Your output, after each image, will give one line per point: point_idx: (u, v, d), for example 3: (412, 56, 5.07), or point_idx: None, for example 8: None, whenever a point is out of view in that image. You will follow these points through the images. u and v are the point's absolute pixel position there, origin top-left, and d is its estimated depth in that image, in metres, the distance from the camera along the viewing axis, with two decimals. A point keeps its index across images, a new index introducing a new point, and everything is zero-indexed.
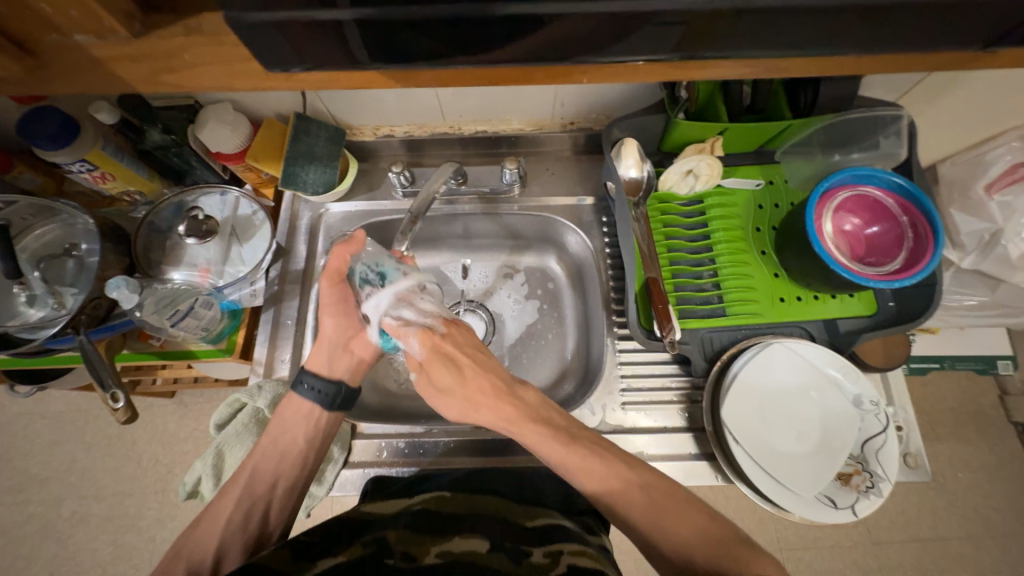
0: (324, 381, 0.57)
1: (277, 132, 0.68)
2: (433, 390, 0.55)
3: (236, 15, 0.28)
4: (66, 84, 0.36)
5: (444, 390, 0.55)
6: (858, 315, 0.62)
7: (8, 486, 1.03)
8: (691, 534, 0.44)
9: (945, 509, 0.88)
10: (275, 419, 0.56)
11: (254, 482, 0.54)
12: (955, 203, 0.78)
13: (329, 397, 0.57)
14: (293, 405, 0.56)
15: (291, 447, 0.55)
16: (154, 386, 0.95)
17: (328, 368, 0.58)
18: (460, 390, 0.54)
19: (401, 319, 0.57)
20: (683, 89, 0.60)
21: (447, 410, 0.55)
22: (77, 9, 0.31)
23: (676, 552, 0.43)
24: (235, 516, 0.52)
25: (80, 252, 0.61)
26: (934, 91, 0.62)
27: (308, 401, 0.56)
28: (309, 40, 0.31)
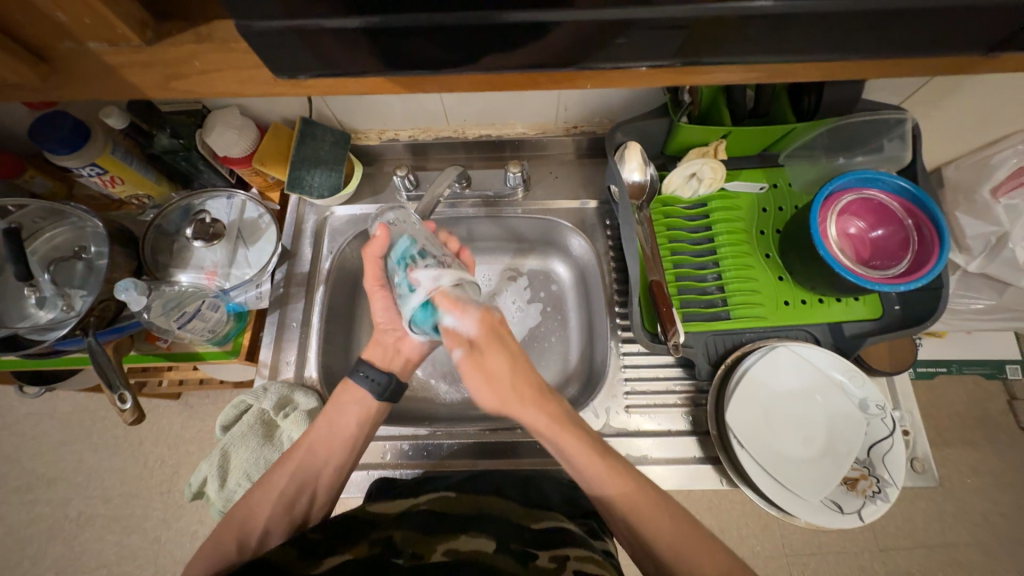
0: (379, 371, 0.58)
1: (284, 136, 0.69)
2: (477, 374, 0.52)
3: (247, 25, 0.29)
4: (78, 90, 0.37)
5: (491, 377, 0.52)
6: (863, 318, 0.62)
7: (16, 487, 1.04)
8: None
9: (953, 515, 0.87)
10: (333, 402, 0.56)
11: (309, 460, 0.54)
12: (961, 207, 0.77)
13: (380, 389, 0.57)
14: (347, 390, 0.57)
15: (344, 431, 0.55)
16: (160, 388, 0.96)
17: (382, 361, 0.60)
18: (511, 378, 0.52)
19: (461, 292, 0.54)
20: (687, 93, 0.60)
21: (484, 395, 0.52)
22: (92, 18, 0.31)
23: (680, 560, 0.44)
24: (288, 491, 0.52)
25: (89, 255, 0.62)
26: (937, 95, 0.62)
27: (363, 389, 0.57)
28: (316, 49, 0.31)
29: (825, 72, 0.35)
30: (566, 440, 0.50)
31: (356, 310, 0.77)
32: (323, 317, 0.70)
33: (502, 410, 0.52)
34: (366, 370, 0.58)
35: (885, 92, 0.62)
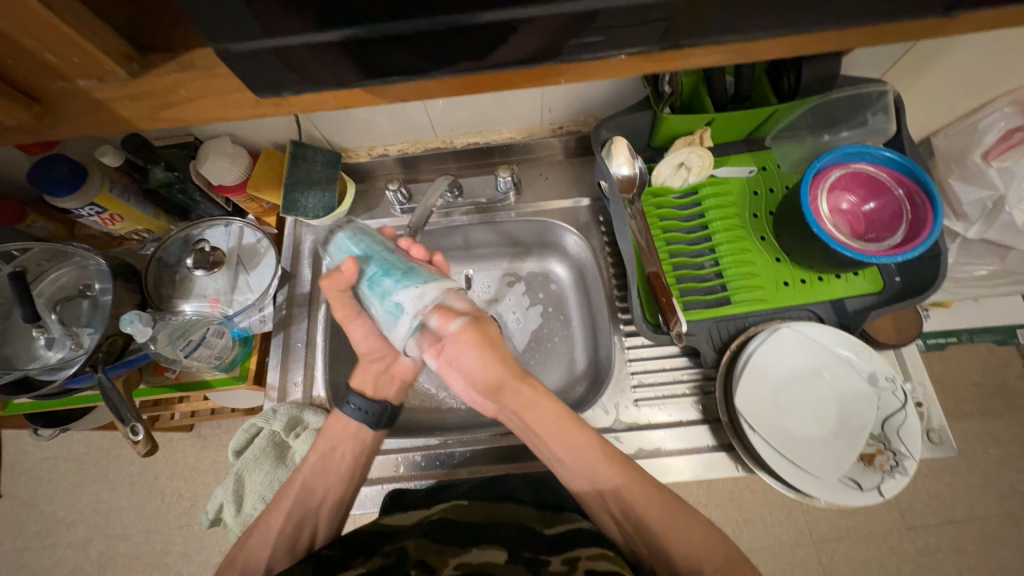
0: (370, 401, 0.57)
1: (276, 161, 0.71)
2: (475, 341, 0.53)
3: (226, 46, 0.30)
4: (70, 128, 0.38)
5: (486, 349, 0.52)
6: (865, 292, 0.62)
7: (37, 531, 1.05)
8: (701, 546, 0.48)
9: (980, 487, 0.85)
10: (324, 436, 0.57)
11: (307, 494, 0.54)
12: (954, 173, 0.77)
13: (373, 417, 0.57)
14: (338, 421, 0.57)
15: (341, 466, 0.56)
16: (172, 420, 0.97)
17: (372, 389, 0.59)
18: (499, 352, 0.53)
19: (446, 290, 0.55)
20: (666, 84, 0.61)
21: (480, 373, 0.53)
22: (78, 55, 0.32)
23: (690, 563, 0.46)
24: (286, 528, 0.52)
25: (94, 292, 0.63)
26: (918, 64, 0.63)
27: (354, 420, 0.57)
28: (296, 64, 0.32)
29: (797, 46, 0.35)
30: (548, 407, 0.52)
31: None
32: (326, 335, 0.71)
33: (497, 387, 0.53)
34: (355, 400, 0.57)
35: (864, 66, 0.63)
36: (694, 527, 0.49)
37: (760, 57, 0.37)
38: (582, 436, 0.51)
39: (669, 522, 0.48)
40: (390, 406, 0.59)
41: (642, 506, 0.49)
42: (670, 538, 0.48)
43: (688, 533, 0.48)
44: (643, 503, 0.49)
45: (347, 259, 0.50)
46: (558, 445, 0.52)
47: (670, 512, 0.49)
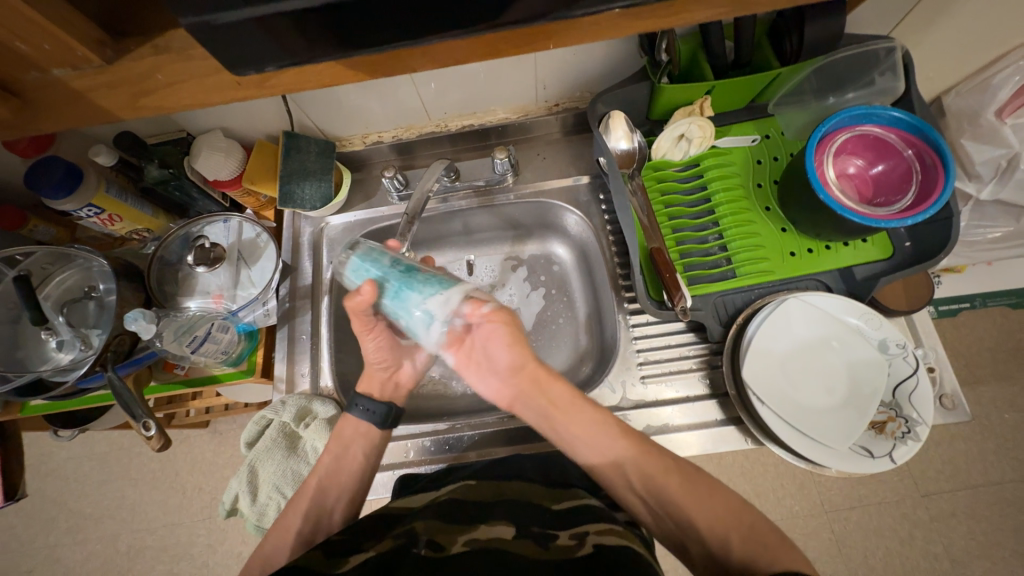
0: (376, 401, 0.58)
1: (270, 153, 0.70)
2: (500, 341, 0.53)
3: (196, 22, 0.29)
4: (51, 120, 0.38)
5: (517, 339, 0.53)
6: (874, 258, 0.61)
7: (66, 528, 1.08)
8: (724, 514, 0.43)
9: (994, 453, 0.84)
10: (335, 438, 0.57)
11: (323, 494, 0.54)
12: (965, 133, 0.75)
13: (381, 419, 0.58)
14: (347, 425, 0.57)
15: (353, 466, 0.55)
16: (188, 417, 0.99)
17: (379, 392, 0.60)
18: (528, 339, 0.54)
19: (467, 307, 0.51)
20: (663, 51, 0.58)
21: (505, 358, 0.53)
22: (50, 42, 0.32)
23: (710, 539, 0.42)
24: (303, 529, 0.52)
25: (100, 293, 0.63)
26: (927, 18, 0.60)
27: (363, 421, 0.57)
28: (270, 38, 0.31)
29: None
30: (567, 394, 0.52)
31: None
32: (331, 326, 0.71)
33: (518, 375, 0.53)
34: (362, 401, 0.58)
35: (870, 24, 0.61)
36: (717, 497, 0.44)
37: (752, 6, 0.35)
38: (594, 410, 0.51)
39: (688, 493, 0.45)
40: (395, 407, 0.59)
41: (658, 477, 0.46)
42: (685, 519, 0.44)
43: (709, 501, 0.44)
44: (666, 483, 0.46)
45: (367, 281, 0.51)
46: (565, 415, 0.51)
47: (686, 481, 0.46)
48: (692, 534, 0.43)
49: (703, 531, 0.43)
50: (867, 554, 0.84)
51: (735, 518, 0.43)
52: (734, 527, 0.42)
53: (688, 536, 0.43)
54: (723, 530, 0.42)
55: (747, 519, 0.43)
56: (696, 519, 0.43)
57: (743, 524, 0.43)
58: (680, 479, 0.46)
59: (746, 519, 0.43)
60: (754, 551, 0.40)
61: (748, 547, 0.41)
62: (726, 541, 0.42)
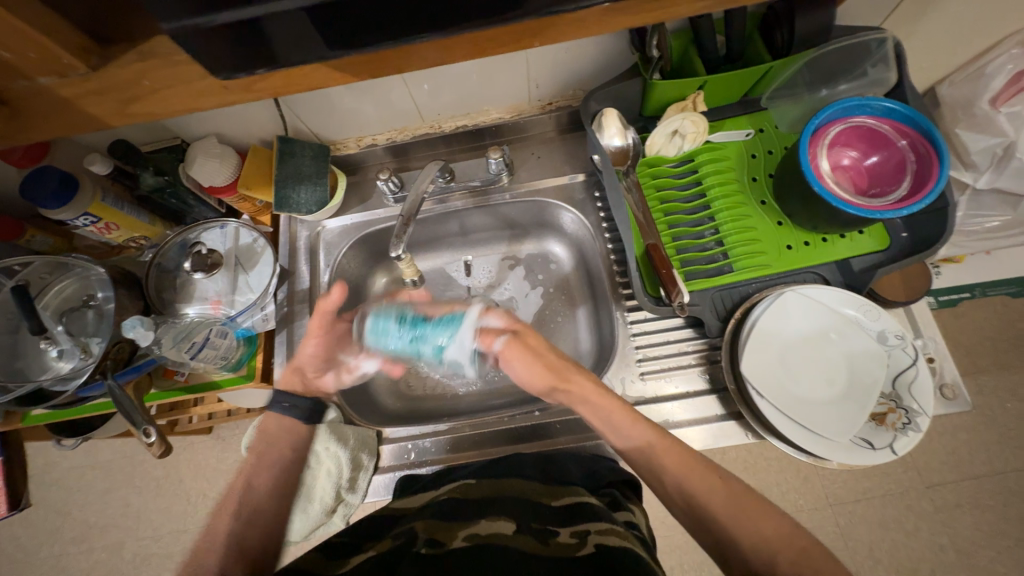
0: (297, 398, 0.59)
1: (264, 157, 0.70)
2: (519, 359, 0.54)
3: (178, 26, 0.29)
4: (40, 128, 0.38)
5: (537, 357, 0.54)
6: (871, 250, 0.60)
7: (71, 537, 1.08)
8: (771, 529, 0.42)
9: (998, 443, 0.84)
10: (259, 431, 0.58)
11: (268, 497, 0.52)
12: (960, 123, 0.75)
13: (306, 414, 0.59)
14: (270, 420, 0.58)
15: (277, 463, 0.55)
16: (190, 424, 0.99)
17: (301, 388, 0.60)
18: (551, 355, 0.54)
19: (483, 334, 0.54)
20: (655, 47, 0.57)
21: (533, 380, 0.54)
22: (37, 51, 0.32)
23: (757, 555, 0.41)
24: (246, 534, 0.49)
25: (98, 301, 0.63)
26: (919, 8, 0.60)
27: (285, 417, 0.58)
28: (254, 40, 0.31)
29: None
30: (602, 403, 0.51)
31: None
32: None
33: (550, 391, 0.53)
34: (282, 398, 0.59)
35: (860, 15, 0.60)
36: (764, 515, 0.43)
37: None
38: (631, 417, 0.50)
39: (734, 511, 0.43)
40: (320, 400, 0.60)
41: (702, 492, 0.45)
42: (734, 529, 0.42)
43: (756, 520, 0.42)
44: (707, 493, 0.45)
45: (336, 288, 0.55)
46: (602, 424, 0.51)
47: (730, 498, 0.44)
48: (735, 553, 0.42)
49: (750, 552, 0.41)
50: (873, 547, 0.83)
51: (781, 537, 0.41)
52: (782, 547, 0.40)
53: (732, 556, 0.42)
54: (770, 549, 0.41)
55: (797, 541, 0.41)
56: (743, 539, 0.42)
57: (793, 544, 0.41)
58: (727, 496, 0.44)
59: (793, 538, 0.41)
60: (803, 570, 0.38)
61: (798, 570, 0.38)
62: (773, 561, 0.40)
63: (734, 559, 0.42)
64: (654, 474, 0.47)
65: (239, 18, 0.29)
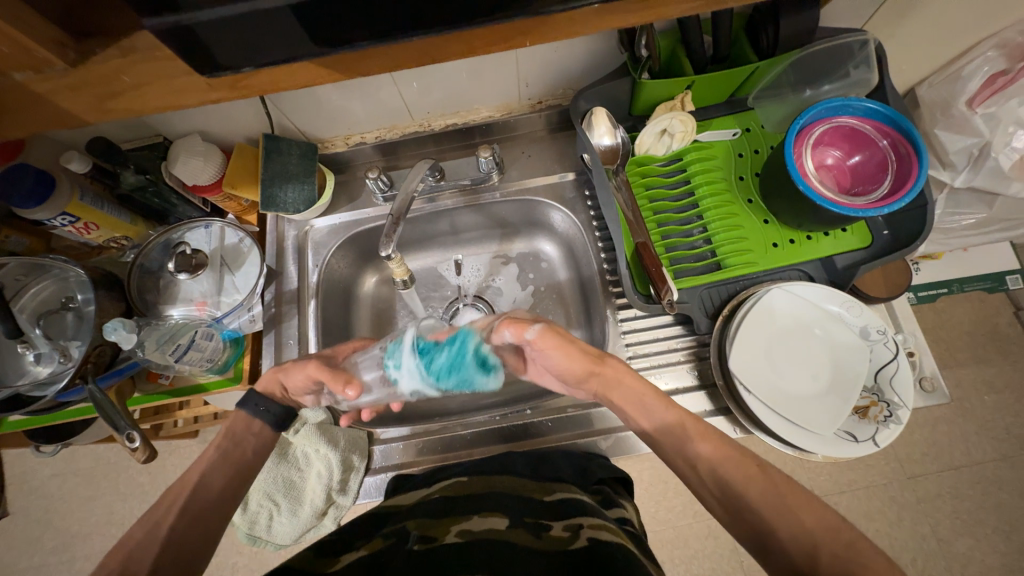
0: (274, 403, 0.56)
1: (249, 155, 0.68)
2: (556, 349, 0.49)
3: (159, 21, 0.28)
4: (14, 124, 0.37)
5: (572, 346, 0.50)
6: (854, 247, 0.62)
7: (53, 546, 1.05)
8: (815, 519, 0.40)
9: (975, 433, 0.87)
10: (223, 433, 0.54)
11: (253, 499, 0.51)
12: (939, 123, 0.77)
13: (276, 419, 0.56)
14: (238, 422, 0.55)
15: (240, 463, 0.52)
16: (175, 428, 0.97)
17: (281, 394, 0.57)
18: (583, 344, 0.52)
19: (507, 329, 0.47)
20: (643, 47, 0.58)
21: (570, 367, 0.51)
22: (9, 45, 0.31)
23: (800, 549, 0.38)
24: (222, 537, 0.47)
25: (77, 303, 0.62)
26: (898, 12, 0.62)
27: (255, 420, 0.55)
28: (237, 34, 0.30)
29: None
30: (634, 384, 0.53)
31: (352, 319, 0.79)
32: (318, 329, 0.71)
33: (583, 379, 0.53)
34: (259, 401, 0.56)
35: (843, 17, 0.61)
36: (808, 506, 0.41)
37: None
38: (656, 396, 0.52)
39: (775, 505, 0.41)
40: (295, 408, 0.57)
41: (741, 483, 0.44)
42: (782, 523, 0.40)
43: (798, 512, 0.40)
44: (748, 485, 0.43)
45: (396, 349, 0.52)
46: (630, 404, 0.52)
47: (773, 490, 0.42)
48: (778, 548, 0.39)
49: (794, 549, 0.39)
50: None
51: (824, 527, 0.39)
52: (827, 541, 0.38)
53: (776, 553, 0.39)
54: (811, 540, 0.38)
55: (842, 534, 0.38)
56: (787, 535, 0.39)
57: (836, 536, 0.38)
58: (766, 486, 0.43)
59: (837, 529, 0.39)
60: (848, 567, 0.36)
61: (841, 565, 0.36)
62: (815, 556, 0.37)
63: (776, 556, 0.39)
64: (678, 446, 0.49)
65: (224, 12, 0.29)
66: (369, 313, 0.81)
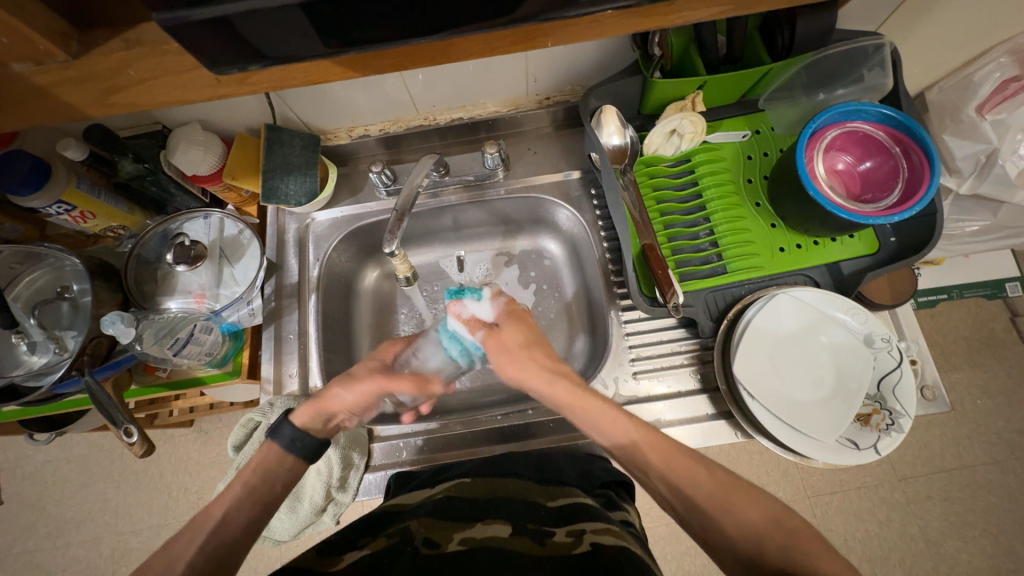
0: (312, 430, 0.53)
1: (251, 146, 0.67)
2: (498, 351, 0.56)
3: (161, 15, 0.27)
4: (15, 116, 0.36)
5: (529, 338, 0.56)
6: (861, 254, 0.61)
7: (47, 533, 1.05)
8: (757, 515, 0.41)
9: (967, 437, 0.88)
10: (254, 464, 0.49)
11: None
12: (948, 128, 0.76)
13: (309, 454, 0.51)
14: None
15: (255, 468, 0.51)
16: (172, 417, 0.96)
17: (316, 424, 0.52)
18: (540, 342, 0.56)
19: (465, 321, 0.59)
20: (656, 46, 0.57)
21: (519, 373, 0.54)
22: (9, 37, 0.30)
23: (743, 541, 0.40)
24: None
25: (73, 293, 0.60)
26: (912, 17, 0.61)
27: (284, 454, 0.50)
28: (243, 35, 0.29)
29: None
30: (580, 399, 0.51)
31: (351, 313, 0.78)
32: (319, 326, 0.70)
33: (522, 383, 0.55)
34: (295, 435, 0.51)
35: (858, 20, 0.61)
36: (748, 500, 0.42)
37: (740, 4, 0.35)
38: (609, 411, 0.50)
39: (718, 502, 0.42)
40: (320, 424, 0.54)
41: (685, 483, 0.44)
42: (721, 510, 0.42)
43: (742, 505, 0.42)
44: (692, 484, 0.44)
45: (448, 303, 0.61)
46: (581, 420, 0.51)
47: (715, 484, 0.43)
48: (725, 542, 0.41)
49: (738, 538, 0.40)
50: (848, 538, 0.86)
51: (770, 522, 0.40)
52: (771, 534, 0.40)
53: (721, 545, 0.41)
54: (759, 536, 0.40)
55: (784, 521, 0.40)
56: (733, 529, 0.41)
57: (784, 532, 0.40)
58: (709, 485, 0.43)
59: (781, 522, 0.40)
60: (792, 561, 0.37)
61: (789, 554, 0.38)
62: (762, 548, 0.39)
63: (720, 547, 0.41)
64: (625, 457, 0.48)
65: (232, 11, 0.27)
66: (370, 308, 0.80)
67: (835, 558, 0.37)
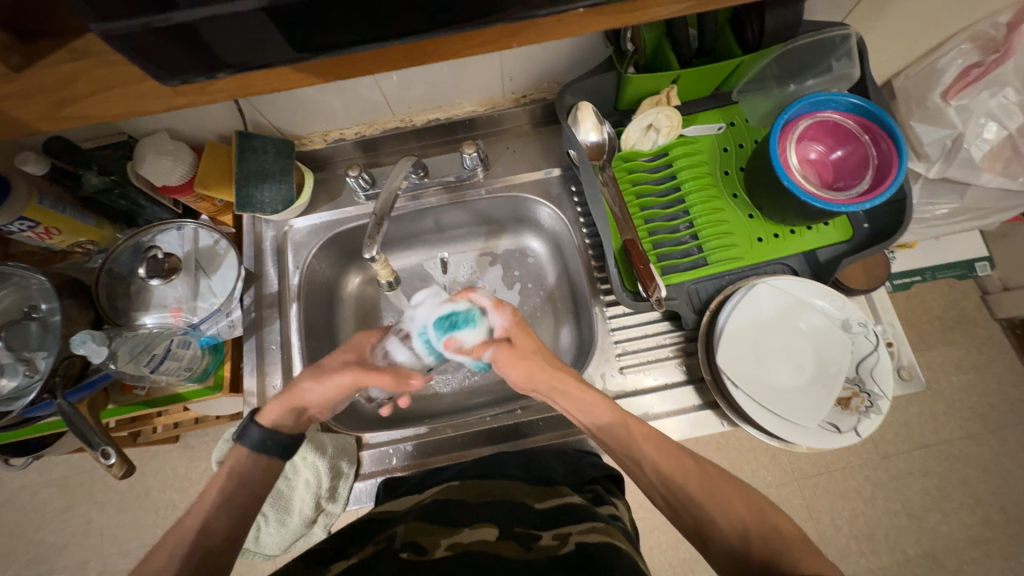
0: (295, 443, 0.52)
1: (221, 152, 0.65)
2: (506, 356, 0.56)
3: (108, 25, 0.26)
4: None
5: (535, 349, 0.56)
6: (836, 241, 0.63)
7: (28, 560, 1.01)
8: (746, 510, 0.42)
9: (944, 413, 0.91)
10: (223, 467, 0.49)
11: None
12: (914, 115, 0.77)
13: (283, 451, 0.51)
14: (236, 454, 0.50)
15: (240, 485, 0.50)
16: (155, 434, 0.94)
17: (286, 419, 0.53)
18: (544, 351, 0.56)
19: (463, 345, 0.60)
20: (628, 41, 0.58)
21: (527, 375, 0.54)
22: None
23: (731, 536, 0.41)
24: None
25: (42, 313, 0.58)
26: (877, 7, 0.62)
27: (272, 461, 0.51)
28: (197, 42, 0.28)
29: None
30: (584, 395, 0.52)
31: (334, 319, 0.77)
32: (301, 335, 0.69)
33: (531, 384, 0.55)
34: (266, 433, 0.51)
35: (825, 11, 0.62)
36: (739, 499, 0.43)
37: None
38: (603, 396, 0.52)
39: (707, 494, 0.44)
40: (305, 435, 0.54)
41: (683, 481, 0.45)
42: (708, 501, 0.43)
43: (729, 500, 0.43)
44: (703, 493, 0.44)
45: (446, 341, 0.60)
46: (578, 407, 0.52)
47: (706, 481, 0.45)
48: (713, 536, 0.41)
49: (726, 531, 0.41)
50: (834, 517, 0.89)
51: (755, 515, 0.41)
52: (756, 526, 0.41)
53: (708, 540, 0.41)
54: (744, 528, 0.41)
55: (769, 518, 0.41)
56: (722, 522, 0.42)
57: (766, 524, 0.41)
58: (701, 479, 0.45)
59: (767, 519, 0.41)
60: (774, 552, 0.38)
61: (770, 547, 0.39)
62: (747, 539, 0.40)
63: (711, 544, 0.41)
64: (625, 448, 0.48)
65: (187, 19, 0.26)
66: (354, 314, 0.79)
67: (813, 551, 0.38)
